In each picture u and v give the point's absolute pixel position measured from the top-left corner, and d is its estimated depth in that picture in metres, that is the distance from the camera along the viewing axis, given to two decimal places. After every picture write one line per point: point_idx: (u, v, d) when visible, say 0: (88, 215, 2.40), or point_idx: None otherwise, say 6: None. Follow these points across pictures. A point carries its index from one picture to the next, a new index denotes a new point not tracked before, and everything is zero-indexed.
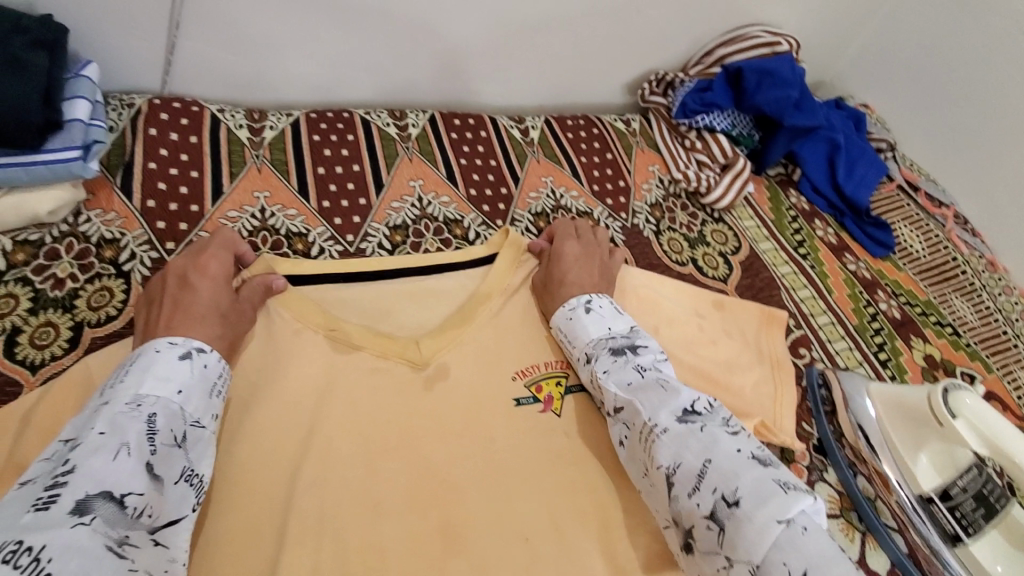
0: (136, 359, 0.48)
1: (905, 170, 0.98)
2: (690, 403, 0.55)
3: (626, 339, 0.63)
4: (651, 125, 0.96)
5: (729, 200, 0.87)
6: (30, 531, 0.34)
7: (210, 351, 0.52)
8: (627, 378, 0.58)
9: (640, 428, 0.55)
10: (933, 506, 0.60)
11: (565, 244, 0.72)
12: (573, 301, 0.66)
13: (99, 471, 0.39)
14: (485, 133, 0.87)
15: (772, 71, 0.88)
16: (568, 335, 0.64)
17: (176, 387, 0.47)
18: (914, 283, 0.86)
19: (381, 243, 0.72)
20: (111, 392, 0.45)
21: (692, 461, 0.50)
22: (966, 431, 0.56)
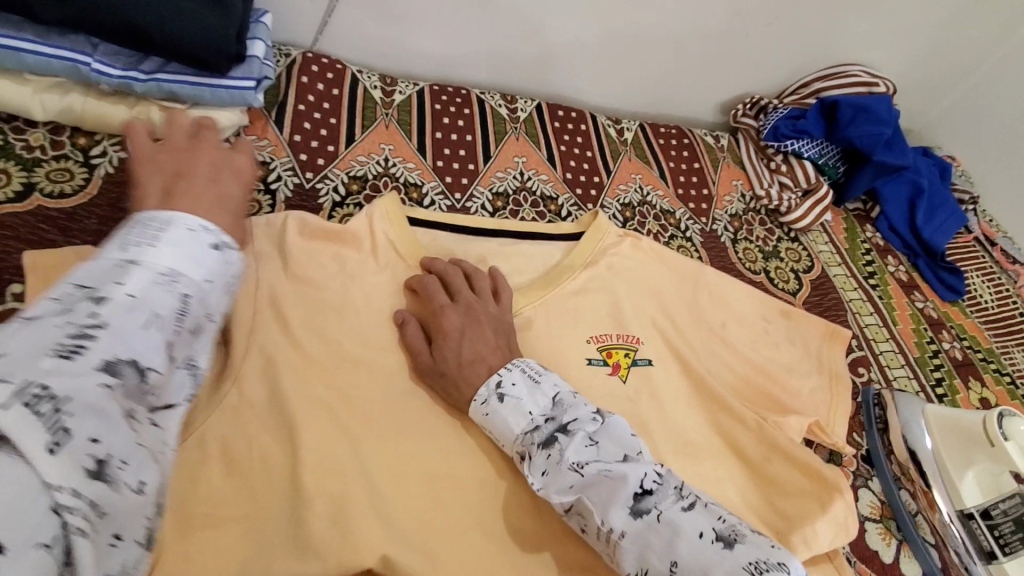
0: (162, 225, 0.39)
1: (983, 224, 1.00)
2: (639, 486, 0.47)
3: (552, 423, 0.53)
4: (739, 144, 1.01)
5: (807, 223, 0.92)
6: (50, 375, 0.28)
7: (234, 249, 0.43)
8: (566, 481, 0.49)
9: (597, 532, 0.48)
10: (970, 521, 0.62)
11: (445, 319, 0.60)
12: (481, 392, 0.55)
13: (132, 338, 0.33)
14: (585, 127, 0.94)
15: (868, 108, 0.92)
16: (494, 433, 0.55)
17: (204, 275, 0.40)
18: (979, 331, 0.88)
19: (484, 206, 0.79)
20: (139, 252, 0.37)
21: (658, 565, 0.45)
22: (1015, 453, 0.59)
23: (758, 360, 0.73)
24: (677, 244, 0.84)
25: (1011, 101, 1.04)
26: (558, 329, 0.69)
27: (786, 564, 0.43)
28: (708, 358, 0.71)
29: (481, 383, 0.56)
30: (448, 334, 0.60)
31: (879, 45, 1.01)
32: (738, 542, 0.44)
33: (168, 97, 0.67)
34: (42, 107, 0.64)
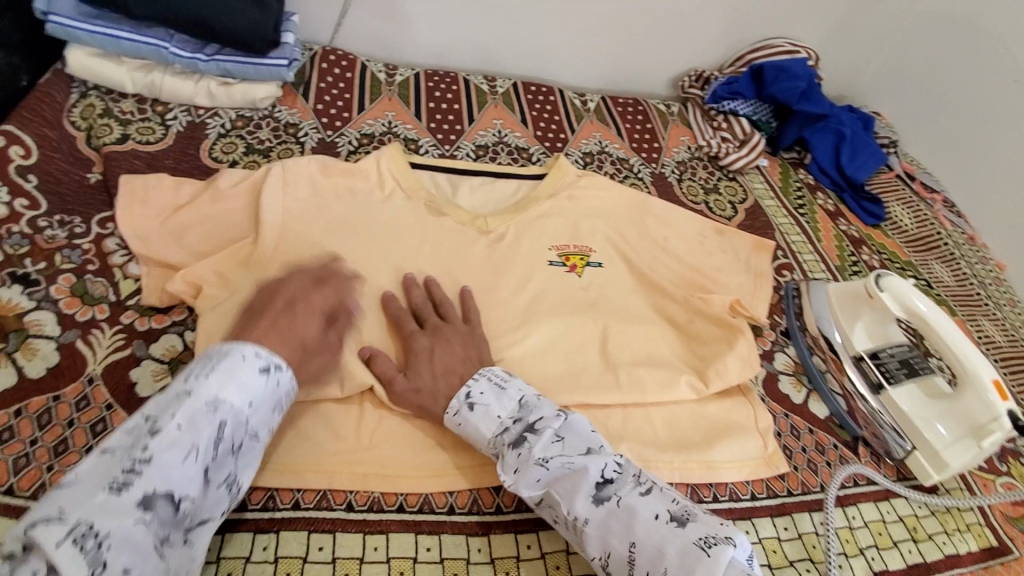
0: (223, 358, 0.52)
1: (904, 162, 1.16)
2: (600, 476, 0.58)
3: (521, 424, 0.62)
4: (688, 110, 1.20)
5: (742, 164, 1.09)
6: (103, 515, 0.43)
7: (286, 369, 0.56)
8: (535, 476, 0.59)
9: (565, 520, 0.58)
10: (862, 361, 0.77)
11: (413, 342, 0.68)
12: (454, 403, 0.64)
13: (168, 470, 0.47)
14: (553, 98, 1.13)
15: (787, 68, 1.11)
16: (468, 438, 0.64)
17: (248, 400, 0.52)
18: (898, 247, 1.03)
19: (468, 154, 0.99)
20: (196, 384, 0.51)
21: (619, 548, 0.55)
22: (888, 300, 0.73)
23: (693, 262, 0.89)
24: (630, 182, 1.02)
25: (924, 56, 1.19)
26: (525, 239, 0.86)
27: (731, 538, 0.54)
28: (652, 260, 0.88)
29: (453, 396, 0.65)
30: (416, 355, 0.67)
31: (802, 20, 1.19)
32: (688, 522, 0.55)
33: (223, 74, 0.89)
34: (132, 82, 0.86)
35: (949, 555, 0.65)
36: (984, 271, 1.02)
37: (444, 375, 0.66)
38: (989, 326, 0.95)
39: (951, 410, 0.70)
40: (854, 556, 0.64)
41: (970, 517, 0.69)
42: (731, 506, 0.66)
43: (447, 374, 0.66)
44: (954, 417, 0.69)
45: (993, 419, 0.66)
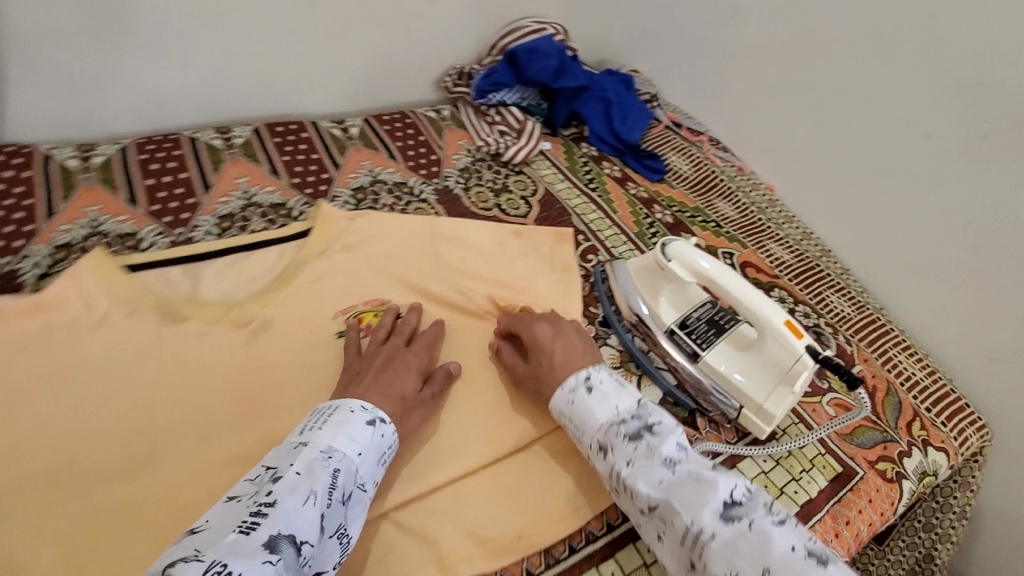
0: (334, 413, 0.56)
1: (669, 113, 1.21)
2: (730, 494, 0.53)
3: (639, 421, 0.60)
4: (460, 111, 1.14)
5: (523, 155, 1.05)
6: (235, 555, 0.41)
7: (389, 424, 0.58)
8: (654, 474, 0.56)
9: (682, 532, 0.52)
10: (675, 334, 0.73)
11: (537, 329, 0.70)
12: (573, 380, 0.64)
13: (292, 513, 0.46)
14: (306, 134, 0.99)
15: (536, 48, 1.08)
16: (576, 421, 0.62)
17: (357, 449, 0.54)
18: (685, 197, 1.07)
19: (210, 231, 0.81)
20: (312, 434, 0.53)
21: (749, 571, 0.48)
22: (676, 268, 0.72)
23: (496, 277, 0.82)
24: (413, 207, 0.93)
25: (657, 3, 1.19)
26: (296, 309, 0.73)
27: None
28: (452, 290, 0.79)
29: (573, 376, 0.65)
30: (539, 342, 0.69)
31: None
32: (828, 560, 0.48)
33: None
34: None
35: (804, 504, 0.66)
36: (761, 197, 1.07)
37: (562, 364, 0.66)
38: (775, 249, 0.99)
39: (758, 361, 0.67)
40: None
41: (810, 451, 0.70)
42: (591, 549, 0.62)
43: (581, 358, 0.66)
44: (765, 366, 0.67)
45: (796, 360, 0.64)
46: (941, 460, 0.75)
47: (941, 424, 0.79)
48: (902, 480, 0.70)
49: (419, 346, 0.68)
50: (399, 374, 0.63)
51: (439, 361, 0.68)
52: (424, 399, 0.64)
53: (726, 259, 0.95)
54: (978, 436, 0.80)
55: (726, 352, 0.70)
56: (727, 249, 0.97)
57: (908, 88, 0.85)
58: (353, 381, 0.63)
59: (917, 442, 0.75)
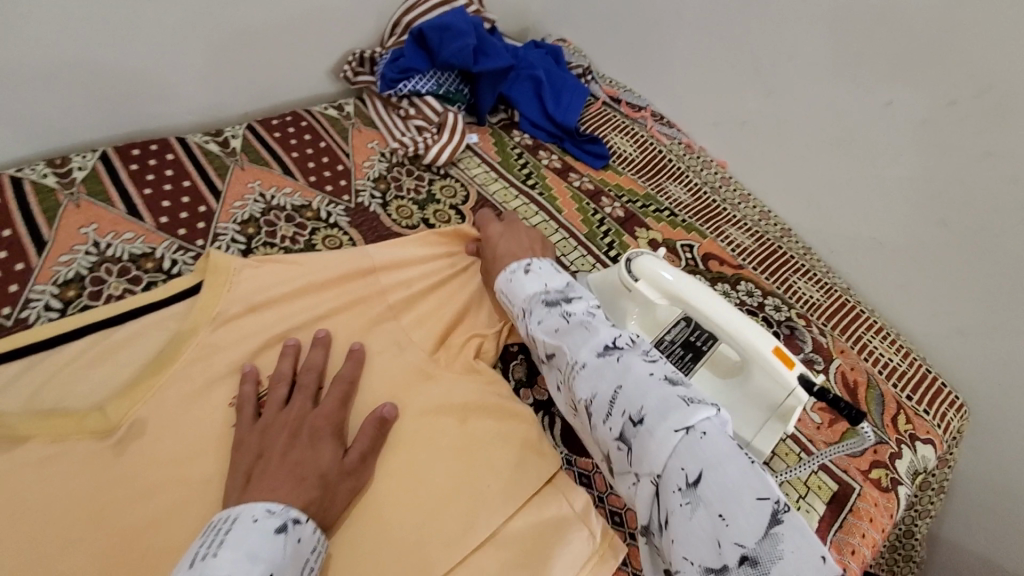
0: (229, 530, 0.44)
1: (605, 86, 1.08)
2: (611, 340, 0.56)
3: (561, 294, 0.62)
4: (366, 104, 0.97)
5: (447, 155, 0.89)
6: None
7: (305, 521, 0.47)
8: (553, 324, 0.59)
9: (566, 369, 0.57)
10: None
11: (489, 226, 0.74)
12: (513, 265, 0.67)
13: None
14: (172, 155, 0.79)
15: (449, 25, 0.92)
16: (507, 296, 0.66)
17: (266, 569, 0.42)
18: (634, 183, 0.96)
19: (49, 306, 0.62)
20: (202, 565, 0.41)
21: (606, 390, 0.52)
22: (644, 289, 0.61)
23: (434, 316, 0.69)
24: (321, 236, 0.76)
25: None
26: (180, 402, 0.57)
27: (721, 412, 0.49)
28: (382, 341, 0.66)
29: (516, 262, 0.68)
30: (491, 237, 0.73)
31: None
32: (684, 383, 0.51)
33: None
34: None
35: None
36: (714, 175, 0.98)
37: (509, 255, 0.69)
38: (736, 234, 0.91)
39: (745, 391, 0.58)
40: None
41: (805, 473, 0.61)
42: None
43: (524, 252, 0.69)
44: (752, 398, 0.58)
45: (788, 394, 0.55)
46: (929, 454, 0.70)
47: (923, 412, 0.74)
48: (897, 487, 0.64)
49: (332, 403, 0.57)
50: (314, 445, 0.53)
51: (369, 432, 0.56)
52: (351, 469, 0.53)
53: (686, 254, 0.86)
54: (959, 417, 0.75)
55: (706, 380, 0.61)
56: (686, 240, 0.88)
57: (870, 50, 0.77)
58: (256, 465, 0.51)
59: (905, 438, 0.69)
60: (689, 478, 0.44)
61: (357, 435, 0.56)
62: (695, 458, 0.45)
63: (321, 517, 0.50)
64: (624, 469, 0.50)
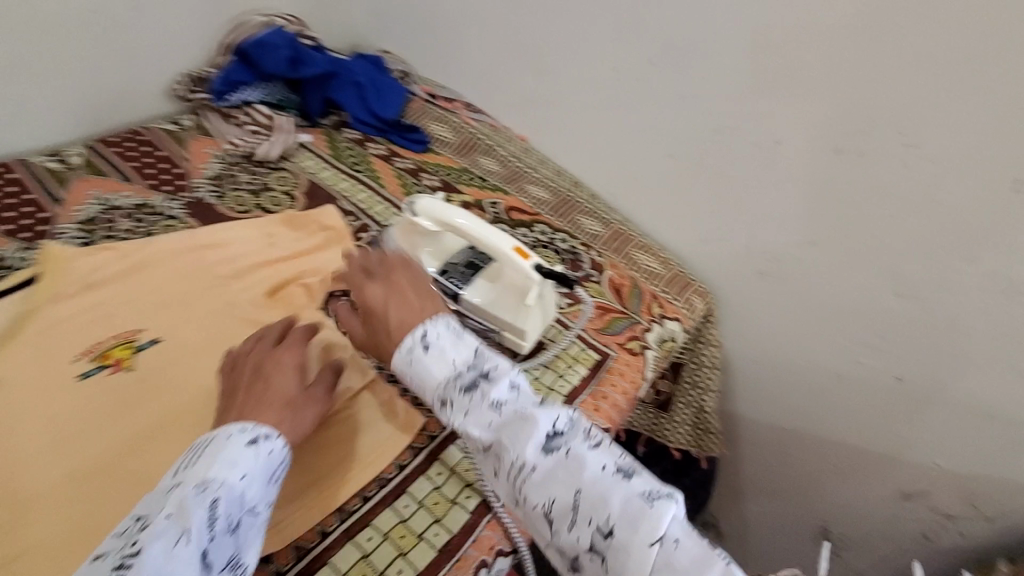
0: (211, 444, 0.52)
1: (424, 86, 1.26)
2: (552, 427, 0.54)
3: (475, 370, 0.58)
4: (203, 117, 1.08)
5: (278, 151, 1.03)
6: None
7: (276, 437, 0.55)
8: (487, 418, 0.56)
9: (509, 468, 0.54)
10: (441, 276, 0.78)
11: (367, 292, 0.65)
12: (408, 342, 0.60)
13: (160, 560, 0.44)
14: (13, 176, 0.89)
15: (265, 41, 1.08)
16: (416, 381, 0.60)
17: (240, 473, 0.50)
18: (450, 160, 1.15)
19: None
20: (184, 473, 0.50)
21: (563, 494, 0.51)
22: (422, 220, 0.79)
23: (264, 277, 0.81)
24: (160, 226, 0.87)
25: None
26: (30, 364, 0.68)
27: (672, 492, 0.50)
28: (216, 302, 0.77)
29: (408, 335, 0.61)
30: (374, 307, 0.64)
31: None
32: (635, 472, 0.52)
33: None
34: None
35: (569, 393, 0.77)
36: (517, 146, 1.18)
37: (398, 329, 0.62)
38: (535, 190, 1.10)
39: (502, 285, 0.78)
40: None
41: (570, 346, 0.82)
42: (382, 495, 0.65)
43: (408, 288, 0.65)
44: (511, 289, 0.77)
45: (527, 277, 0.75)
46: (676, 327, 0.91)
47: (674, 299, 0.95)
48: (645, 351, 0.85)
49: (297, 341, 0.64)
50: (274, 380, 0.60)
51: (327, 376, 0.64)
52: (313, 396, 0.61)
53: (491, 208, 1.04)
54: (703, 300, 0.97)
55: (486, 284, 0.78)
56: (491, 199, 1.06)
57: (596, 30, 1.00)
58: (227, 406, 0.59)
59: (657, 318, 0.91)
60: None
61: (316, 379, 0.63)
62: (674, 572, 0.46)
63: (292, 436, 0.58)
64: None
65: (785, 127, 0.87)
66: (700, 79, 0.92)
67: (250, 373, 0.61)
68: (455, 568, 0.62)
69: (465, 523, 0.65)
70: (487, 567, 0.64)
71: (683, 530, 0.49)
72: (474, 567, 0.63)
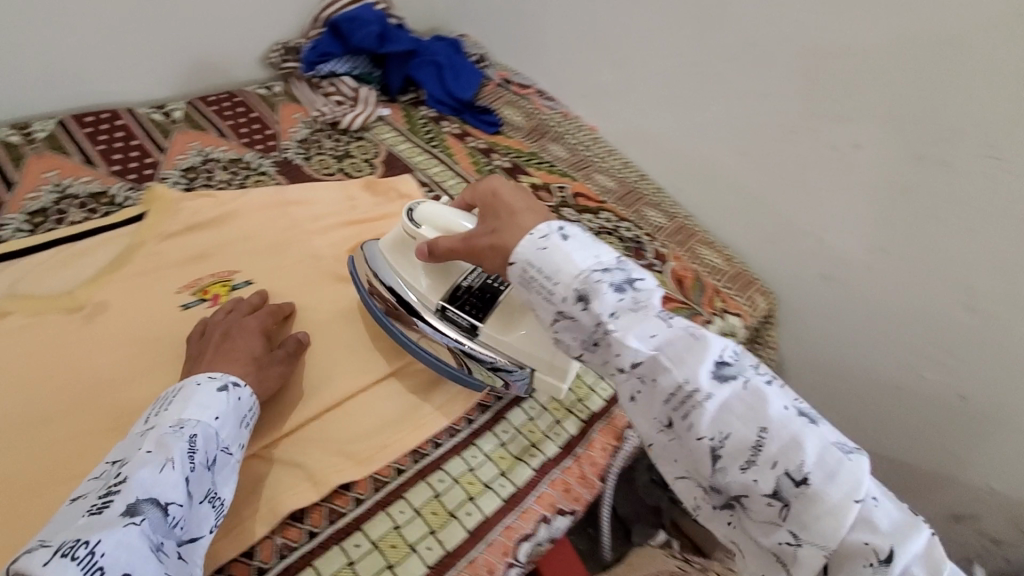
0: (180, 392, 0.56)
1: (499, 72, 1.30)
2: (721, 354, 0.49)
3: (622, 273, 0.54)
4: (293, 86, 1.14)
5: (361, 121, 1.08)
6: (86, 530, 0.43)
7: (244, 385, 0.60)
8: (647, 330, 0.50)
9: (674, 392, 0.48)
10: (447, 311, 0.69)
11: (495, 180, 0.64)
12: (545, 228, 0.56)
13: (146, 483, 0.47)
14: (122, 122, 0.95)
15: (356, 17, 1.12)
16: (546, 269, 0.54)
17: (213, 414, 0.55)
18: (521, 144, 1.18)
19: (20, 227, 0.76)
20: (158, 418, 0.53)
21: (743, 430, 0.45)
22: (428, 235, 0.69)
23: (346, 237, 0.86)
24: (252, 180, 0.93)
25: None
26: (135, 289, 0.73)
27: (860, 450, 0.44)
28: (302, 256, 0.82)
29: (542, 224, 0.57)
30: (495, 194, 0.63)
31: None
32: (815, 417, 0.46)
33: None
34: None
35: None
36: (587, 135, 1.20)
37: (524, 212, 0.60)
38: (601, 179, 1.12)
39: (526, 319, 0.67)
40: (565, 418, 0.73)
41: None
42: (452, 443, 0.68)
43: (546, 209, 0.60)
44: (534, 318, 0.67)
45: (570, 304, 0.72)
46: (737, 322, 0.91)
47: (737, 295, 0.96)
48: None
49: (261, 315, 0.70)
50: (242, 339, 0.65)
51: (292, 342, 0.69)
52: (278, 359, 0.67)
53: (560, 192, 1.06)
54: (765, 299, 0.97)
55: (503, 320, 0.67)
56: (559, 183, 1.08)
57: (678, 23, 1.01)
58: (196, 361, 0.63)
59: (718, 311, 0.91)
60: (881, 555, 0.40)
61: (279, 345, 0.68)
62: (881, 531, 0.41)
63: (258, 387, 0.63)
64: (767, 524, 0.45)
65: (866, 130, 0.86)
66: (781, 78, 0.92)
67: (215, 333, 0.66)
68: (518, 519, 0.64)
69: (529, 478, 0.67)
70: (547, 523, 0.66)
71: (879, 489, 0.44)
72: (535, 521, 0.65)
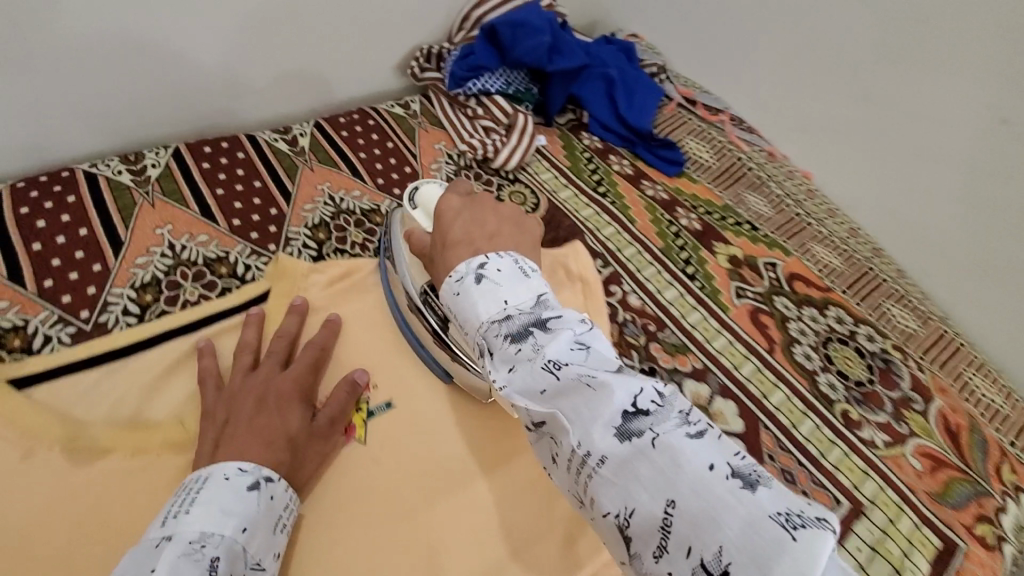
0: (201, 487, 0.45)
1: (680, 87, 1.02)
2: (630, 403, 0.34)
3: (529, 317, 0.42)
4: (432, 102, 0.92)
5: (518, 160, 0.86)
6: None
7: (278, 479, 0.49)
8: (537, 382, 0.38)
9: (569, 455, 0.36)
10: (427, 295, 0.61)
11: (445, 201, 0.57)
12: (461, 269, 0.47)
13: None
14: (243, 154, 0.77)
15: (521, 21, 0.88)
16: (460, 320, 0.46)
17: (240, 524, 0.44)
18: (709, 193, 0.91)
19: (128, 309, 0.62)
20: (175, 523, 0.42)
21: (651, 505, 0.32)
22: (416, 217, 0.62)
23: None
24: None
25: None
26: None
27: (827, 521, 0.29)
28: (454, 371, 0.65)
29: (465, 262, 0.48)
30: (444, 213, 0.56)
31: None
32: (761, 480, 0.31)
33: None
34: None
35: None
36: (798, 185, 0.92)
37: (466, 239, 0.51)
38: (821, 251, 0.84)
39: None
40: None
41: (904, 526, 0.62)
42: None
43: (485, 238, 0.50)
44: None
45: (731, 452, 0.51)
46: None
47: None
48: (1003, 545, 0.63)
49: (303, 368, 0.59)
50: (281, 413, 0.54)
51: (341, 394, 0.59)
52: (321, 431, 0.56)
53: (769, 273, 0.80)
54: None
55: None
56: (767, 258, 0.82)
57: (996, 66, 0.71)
58: (223, 433, 0.52)
59: (1009, 489, 0.67)
60: None
61: (325, 405, 0.58)
62: None
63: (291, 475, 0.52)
64: None
65: None
66: None
67: (241, 398, 0.55)
68: None
69: None
70: None
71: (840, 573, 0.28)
72: None
